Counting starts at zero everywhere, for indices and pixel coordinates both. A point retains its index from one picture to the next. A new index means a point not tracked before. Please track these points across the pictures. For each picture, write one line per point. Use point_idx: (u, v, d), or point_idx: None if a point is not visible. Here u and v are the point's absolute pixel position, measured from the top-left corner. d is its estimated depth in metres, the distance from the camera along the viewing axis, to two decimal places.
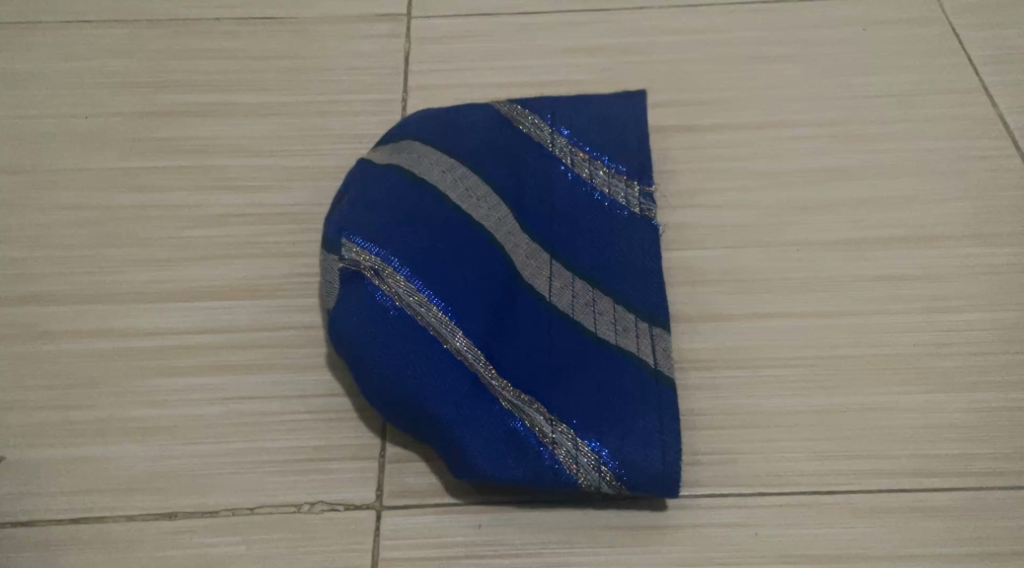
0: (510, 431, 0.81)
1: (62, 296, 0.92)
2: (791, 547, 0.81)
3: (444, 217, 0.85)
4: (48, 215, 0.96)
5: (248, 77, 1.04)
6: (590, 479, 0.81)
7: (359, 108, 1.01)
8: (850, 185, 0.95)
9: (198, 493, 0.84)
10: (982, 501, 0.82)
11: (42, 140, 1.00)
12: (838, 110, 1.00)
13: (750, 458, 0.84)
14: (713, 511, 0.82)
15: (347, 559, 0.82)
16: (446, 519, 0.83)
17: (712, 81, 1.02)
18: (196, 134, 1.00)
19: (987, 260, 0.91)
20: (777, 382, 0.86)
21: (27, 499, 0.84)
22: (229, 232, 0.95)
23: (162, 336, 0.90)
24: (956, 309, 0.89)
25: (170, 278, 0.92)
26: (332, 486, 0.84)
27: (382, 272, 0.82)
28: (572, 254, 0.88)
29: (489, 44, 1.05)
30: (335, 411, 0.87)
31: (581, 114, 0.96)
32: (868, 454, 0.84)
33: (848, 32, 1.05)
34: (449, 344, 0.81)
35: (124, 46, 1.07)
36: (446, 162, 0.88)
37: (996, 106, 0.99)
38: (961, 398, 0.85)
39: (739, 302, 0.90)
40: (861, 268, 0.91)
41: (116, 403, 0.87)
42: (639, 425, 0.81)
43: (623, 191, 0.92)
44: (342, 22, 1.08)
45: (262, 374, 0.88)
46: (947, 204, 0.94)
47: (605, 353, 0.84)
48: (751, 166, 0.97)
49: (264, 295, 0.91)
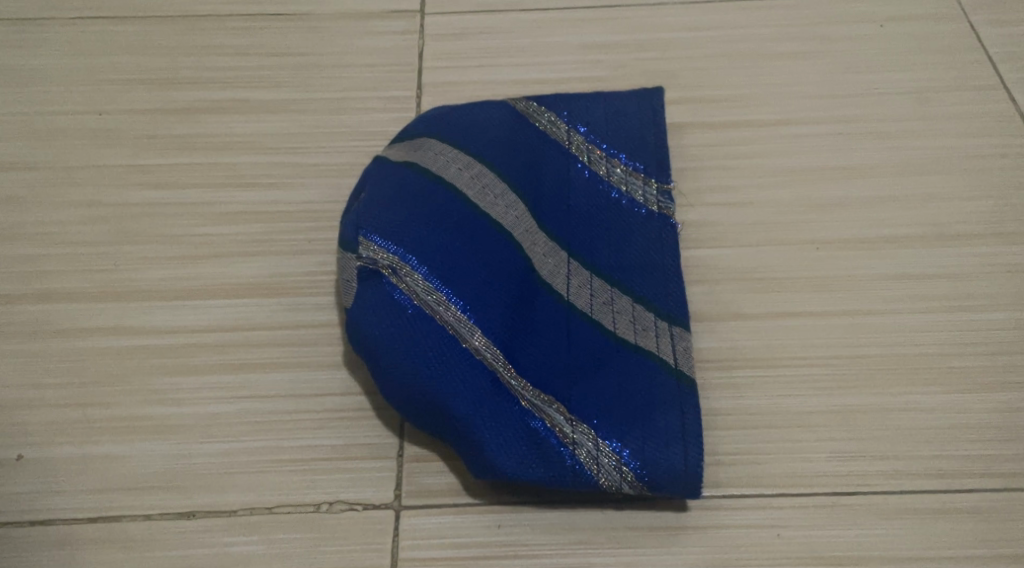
0: (530, 431, 0.81)
1: (77, 293, 0.91)
2: (813, 548, 0.81)
3: (462, 215, 0.84)
4: (62, 212, 0.95)
5: (261, 73, 1.03)
6: (611, 479, 0.81)
7: (375, 104, 1.01)
8: (869, 183, 0.95)
9: (217, 492, 0.84)
10: (1003, 502, 0.82)
11: (55, 136, 1.00)
12: (855, 108, 0.99)
13: (771, 458, 0.84)
14: (733, 511, 0.82)
15: (367, 559, 0.82)
16: (465, 519, 0.83)
17: (729, 78, 1.02)
18: (211, 131, 1.00)
19: (1008, 259, 0.91)
20: (797, 381, 0.86)
21: (45, 497, 0.84)
22: (245, 229, 0.94)
23: (178, 334, 0.89)
24: (976, 308, 0.89)
25: (187, 276, 0.92)
26: (351, 486, 0.84)
27: (400, 270, 0.82)
28: (590, 252, 0.88)
29: (505, 40, 1.05)
30: (353, 410, 0.86)
31: (598, 112, 0.96)
32: (888, 454, 0.84)
33: (865, 29, 1.04)
34: (468, 343, 0.81)
35: (136, 42, 1.06)
36: (464, 159, 0.88)
37: (1014, 102, 0.99)
38: (983, 398, 0.85)
39: (759, 301, 0.90)
40: (880, 267, 0.91)
41: (133, 402, 0.87)
42: (660, 425, 0.81)
43: (641, 188, 0.92)
44: (356, 18, 1.07)
45: (280, 373, 0.88)
46: (967, 202, 0.94)
47: (625, 353, 0.83)
48: (770, 164, 0.96)
49: (281, 293, 0.91)
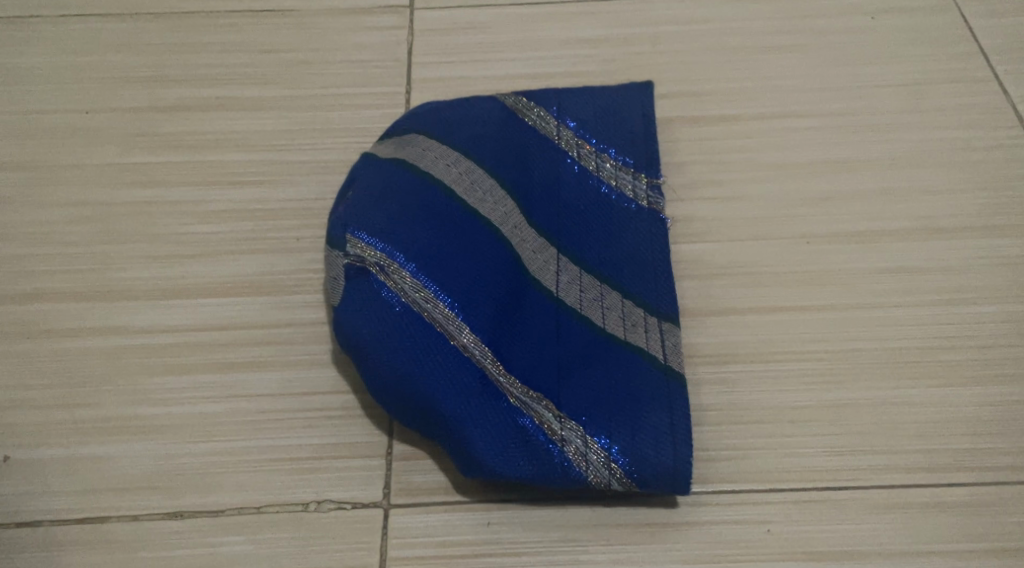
0: (519, 429, 0.80)
1: (65, 292, 0.91)
2: (804, 545, 0.81)
3: (450, 212, 0.84)
4: (49, 212, 0.95)
5: (250, 70, 1.03)
6: (600, 476, 0.80)
7: (364, 101, 1.01)
8: (861, 177, 0.94)
9: (205, 492, 0.84)
10: (997, 496, 0.82)
11: (44, 136, 0.99)
12: (847, 100, 0.99)
13: (762, 454, 0.83)
14: (724, 507, 0.82)
15: (355, 558, 0.81)
16: (455, 517, 0.82)
17: (719, 72, 1.01)
18: (198, 129, 0.99)
19: (1000, 251, 0.90)
20: (788, 376, 0.86)
21: (33, 499, 0.83)
22: (233, 228, 0.94)
23: (167, 333, 0.89)
24: (969, 301, 0.88)
25: (174, 275, 0.92)
26: (340, 485, 0.84)
27: (388, 267, 0.81)
28: (578, 248, 0.87)
29: (494, 36, 1.04)
30: (342, 408, 0.86)
31: (588, 106, 0.95)
32: (880, 449, 0.83)
33: (856, 21, 1.04)
34: (456, 341, 0.81)
35: (125, 40, 1.06)
36: (452, 155, 0.87)
37: (1007, 95, 0.98)
38: (975, 392, 0.85)
39: (750, 295, 0.89)
40: (871, 260, 0.90)
41: (121, 402, 0.86)
42: (650, 422, 0.81)
43: (631, 183, 0.91)
44: (345, 14, 1.07)
45: (268, 372, 0.87)
46: (959, 195, 0.93)
47: (615, 349, 0.83)
48: (760, 158, 0.96)
49: (269, 291, 0.91)
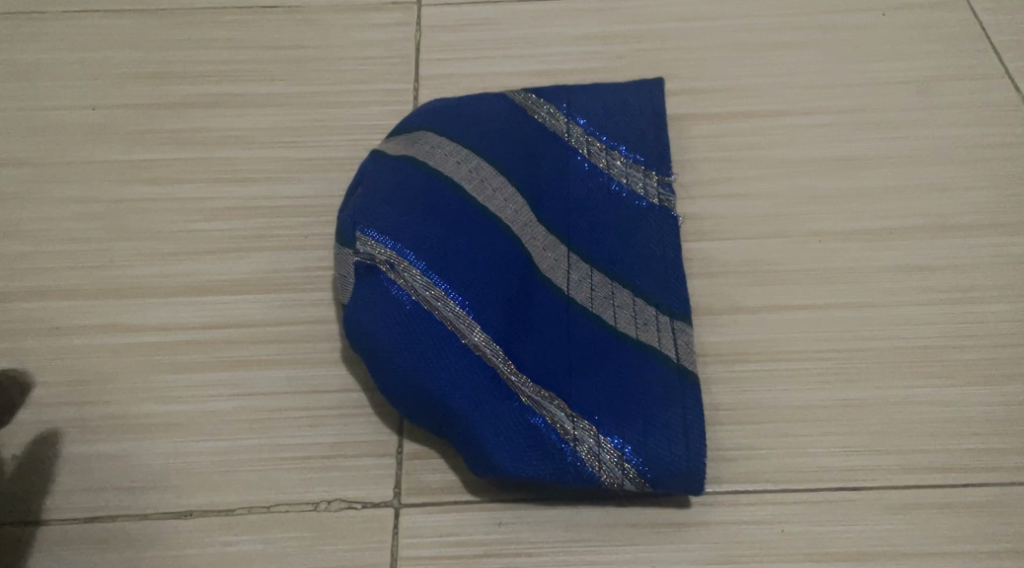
0: (531, 428, 0.80)
1: (71, 290, 0.90)
2: (817, 545, 0.81)
3: (460, 210, 0.83)
4: (55, 209, 0.94)
5: (256, 67, 1.02)
6: (612, 476, 0.80)
7: (371, 98, 1.00)
8: (871, 175, 0.94)
9: (214, 491, 0.83)
10: (1010, 496, 0.81)
11: (50, 132, 0.99)
12: (857, 97, 0.98)
13: (774, 453, 0.83)
14: (736, 507, 0.82)
15: (365, 557, 0.81)
16: (465, 517, 0.82)
17: (728, 69, 1.00)
18: (205, 126, 0.99)
19: (1012, 249, 0.90)
20: (800, 375, 0.85)
21: (41, 497, 0.83)
22: (240, 225, 0.93)
23: (174, 331, 0.88)
24: (981, 300, 0.88)
25: (181, 272, 0.91)
26: (350, 484, 0.83)
27: (398, 265, 0.81)
28: (589, 246, 0.87)
29: (502, 32, 1.04)
30: (352, 407, 0.85)
31: (597, 103, 0.94)
32: (893, 449, 0.83)
33: (865, 18, 1.03)
34: (468, 340, 0.80)
35: (131, 36, 1.05)
36: (461, 152, 0.86)
37: (1018, 92, 0.98)
38: (988, 391, 0.84)
39: (760, 293, 0.89)
40: (882, 258, 0.90)
41: (129, 400, 0.86)
42: (662, 421, 0.80)
43: (642, 181, 0.91)
44: (351, 10, 1.06)
45: (276, 370, 0.87)
46: (970, 192, 0.93)
47: (627, 348, 0.83)
48: (770, 155, 0.95)
49: (277, 289, 0.90)
